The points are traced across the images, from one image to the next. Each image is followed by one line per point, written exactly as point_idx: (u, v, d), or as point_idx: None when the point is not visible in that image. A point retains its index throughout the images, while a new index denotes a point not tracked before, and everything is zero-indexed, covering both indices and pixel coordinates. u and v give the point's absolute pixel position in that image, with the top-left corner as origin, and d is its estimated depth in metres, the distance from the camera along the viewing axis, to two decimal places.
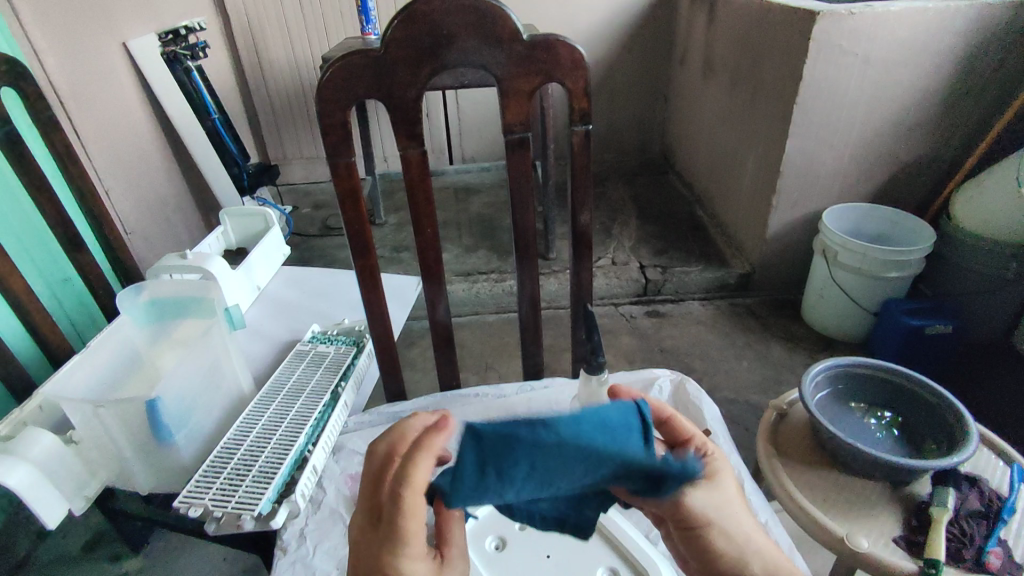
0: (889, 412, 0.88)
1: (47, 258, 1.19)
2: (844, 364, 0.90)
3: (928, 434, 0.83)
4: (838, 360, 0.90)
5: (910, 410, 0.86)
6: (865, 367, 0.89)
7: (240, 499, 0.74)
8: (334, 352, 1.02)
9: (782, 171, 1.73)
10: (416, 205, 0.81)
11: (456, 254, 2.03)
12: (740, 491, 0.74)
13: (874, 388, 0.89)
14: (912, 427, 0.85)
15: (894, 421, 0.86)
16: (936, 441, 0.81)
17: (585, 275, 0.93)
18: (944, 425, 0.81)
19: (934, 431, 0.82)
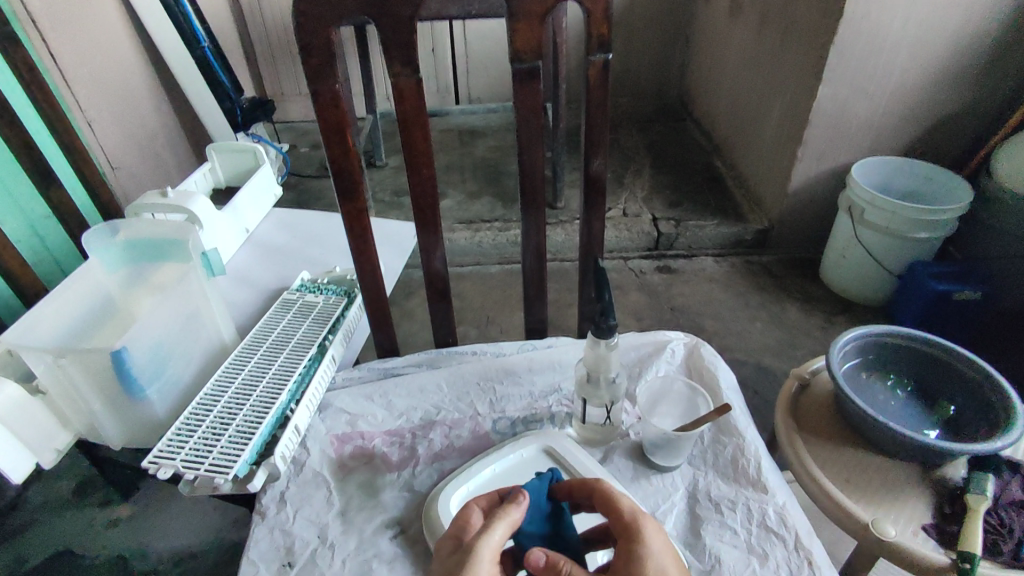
0: (905, 379, 0.81)
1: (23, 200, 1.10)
2: (854, 337, 0.81)
3: (952, 400, 0.78)
4: (850, 335, 0.80)
5: (925, 375, 0.80)
6: (873, 337, 0.81)
7: (214, 461, 0.68)
8: (323, 303, 0.95)
9: (811, 120, 1.60)
10: (412, 142, 0.72)
11: (458, 200, 1.93)
12: (758, 468, 0.68)
13: (882, 356, 0.82)
14: (930, 391, 0.80)
15: (910, 389, 0.80)
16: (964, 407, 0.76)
17: (597, 225, 0.84)
18: (975, 390, 0.75)
19: (960, 395, 0.77)
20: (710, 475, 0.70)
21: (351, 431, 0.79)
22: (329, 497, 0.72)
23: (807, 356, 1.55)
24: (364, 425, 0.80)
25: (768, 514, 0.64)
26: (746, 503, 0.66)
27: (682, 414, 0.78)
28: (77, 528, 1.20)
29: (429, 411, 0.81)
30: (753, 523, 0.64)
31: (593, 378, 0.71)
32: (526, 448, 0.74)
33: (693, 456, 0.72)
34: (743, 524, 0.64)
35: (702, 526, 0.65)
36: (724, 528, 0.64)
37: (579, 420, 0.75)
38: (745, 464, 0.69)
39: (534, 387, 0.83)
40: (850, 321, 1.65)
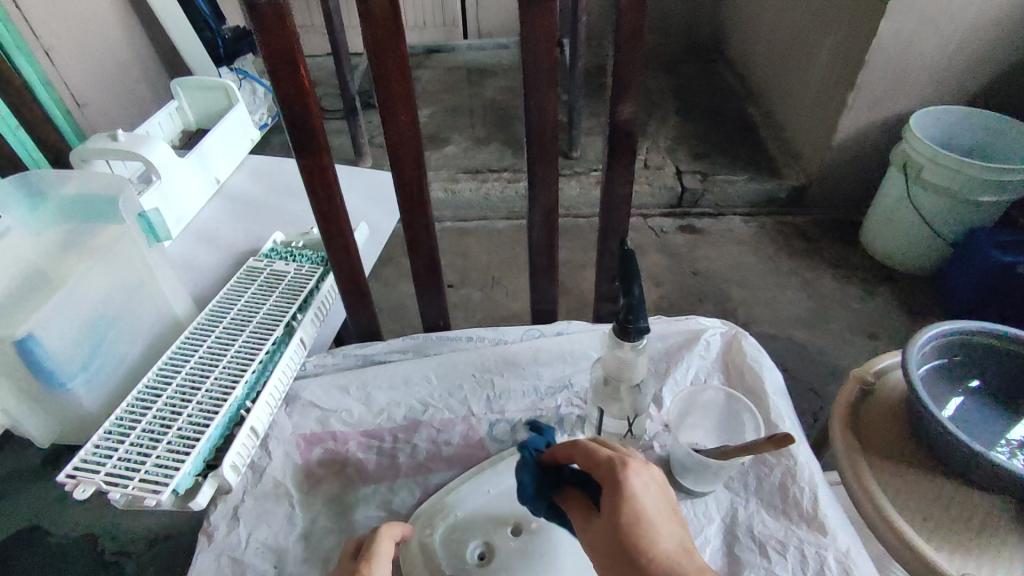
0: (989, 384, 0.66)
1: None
2: (935, 337, 0.64)
3: None
4: (931, 336, 0.63)
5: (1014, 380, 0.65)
6: (958, 335, 0.64)
7: (147, 473, 0.56)
8: (294, 274, 0.79)
9: (868, 62, 1.39)
10: (386, 81, 0.55)
11: (464, 147, 1.75)
12: (814, 501, 0.55)
13: (965, 356, 0.66)
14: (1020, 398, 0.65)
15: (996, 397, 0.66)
16: None
17: (620, 187, 0.68)
18: None
19: None
20: (753, 505, 0.57)
21: (321, 431, 0.67)
22: (291, 515, 0.60)
23: (844, 329, 1.40)
24: (336, 423, 0.67)
25: (826, 562, 0.52)
26: (798, 545, 0.53)
27: (720, 426, 0.63)
28: (47, 498, 1.04)
29: (415, 408, 0.68)
30: (807, 574, 0.52)
31: (613, 384, 0.57)
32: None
33: (732, 478, 0.59)
34: (794, 574, 0.52)
35: (743, 573, 0.53)
36: None
37: (594, 431, 0.62)
38: (796, 493, 0.56)
39: (540, 382, 0.70)
40: (892, 292, 1.49)
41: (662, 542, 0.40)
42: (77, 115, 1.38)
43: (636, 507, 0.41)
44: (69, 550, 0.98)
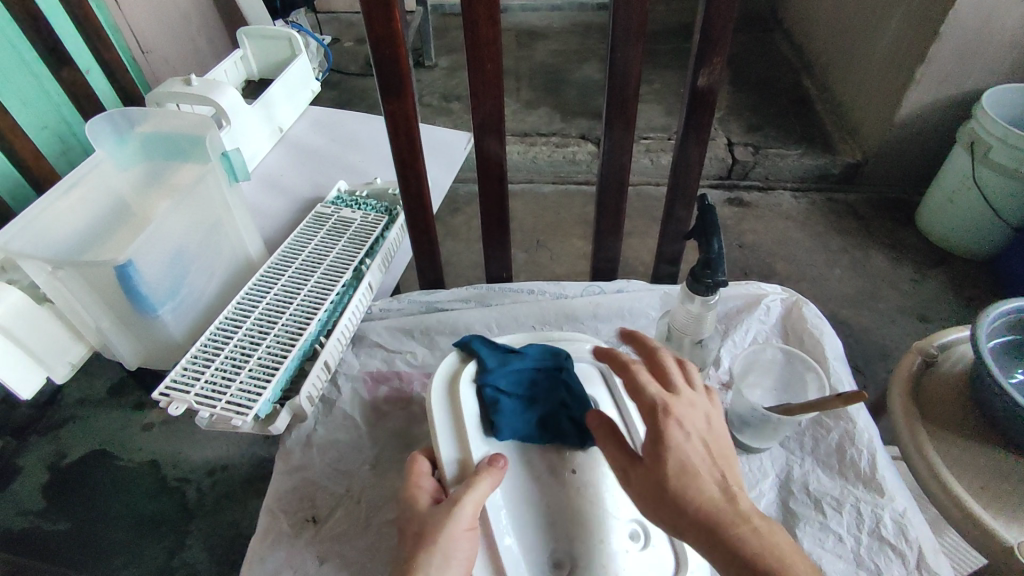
0: None
1: (4, 51, 0.91)
2: (1001, 315, 0.63)
3: None
4: (997, 312, 0.63)
5: None
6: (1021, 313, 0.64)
7: (233, 397, 0.59)
8: (360, 221, 0.81)
9: (941, 34, 1.32)
10: (474, 26, 0.56)
11: (513, 109, 1.74)
12: (872, 465, 0.56)
13: None
14: None
15: None
16: None
17: (694, 151, 0.70)
18: None
19: None
20: (808, 463, 0.58)
21: (387, 370, 0.70)
22: (359, 444, 0.64)
23: (891, 310, 1.37)
24: (401, 364, 0.71)
25: (881, 521, 0.53)
26: (854, 503, 0.55)
27: (777, 386, 0.64)
28: (117, 424, 1.10)
29: None
30: (862, 531, 0.53)
31: (676, 337, 0.59)
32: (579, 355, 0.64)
33: (788, 438, 0.60)
34: (849, 531, 0.53)
35: (798, 526, 0.54)
36: (826, 531, 0.53)
37: None
38: (853, 456, 0.57)
39: (598, 336, 0.73)
40: (945, 276, 1.46)
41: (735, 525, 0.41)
42: (142, 62, 1.41)
43: (680, 449, 0.43)
44: (136, 474, 1.03)
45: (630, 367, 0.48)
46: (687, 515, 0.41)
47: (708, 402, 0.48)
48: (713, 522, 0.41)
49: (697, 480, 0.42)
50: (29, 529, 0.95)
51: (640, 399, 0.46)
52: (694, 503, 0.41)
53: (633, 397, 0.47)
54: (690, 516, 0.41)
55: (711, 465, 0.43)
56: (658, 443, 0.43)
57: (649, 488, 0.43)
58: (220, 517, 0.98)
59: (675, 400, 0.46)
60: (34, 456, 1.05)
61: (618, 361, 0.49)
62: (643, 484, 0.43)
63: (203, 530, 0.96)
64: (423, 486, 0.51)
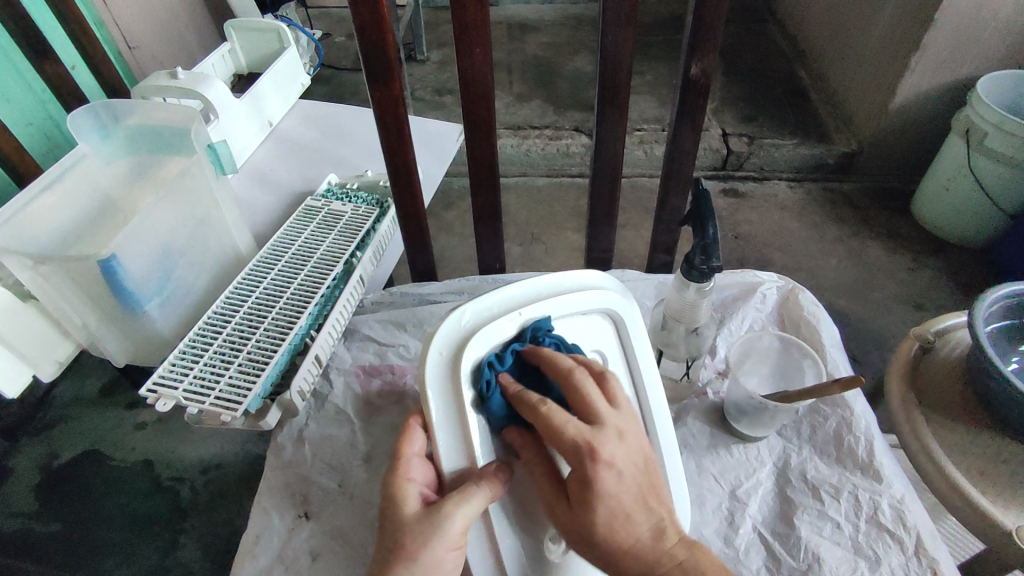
0: None
1: None
2: (999, 300, 0.63)
3: None
4: (994, 297, 0.62)
5: None
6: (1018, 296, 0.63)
7: (223, 392, 0.58)
8: (351, 214, 0.80)
9: (936, 20, 1.32)
10: (462, 10, 0.55)
11: (506, 103, 1.72)
12: (870, 452, 0.56)
13: None
14: None
15: None
16: None
17: (688, 138, 0.69)
18: None
19: None
20: (805, 451, 0.58)
21: (379, 364, 0.70)
22: (352, 439, 0.64)
23: (887, 299, 1.37)
24: (394, 357, 0.70)
25: (880, 508, 0.53)
26: (852, 491, 0.54)
27: (774, 375, 0.63)
28: (108, 424, 1.09)
29: None
30: (860, 518, 0.52)
31: (671, 325, 0.59)
32: (593, 305, 0.55)
33: (785, 427, 0.60)
34: (847, 518, 0.53)
35: (796, 514, 0.54)
36: (824, 519, 0.53)
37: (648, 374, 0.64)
38: (851, 443, 0.57)
39: None
40: (942, 264, 1.45)
41: (665, 563, 0.43)
42: (129, 58, 1.39)
43: (609, 498, 0.42)
44: (129, 473, 1.02)
45: (542, 409, 0.43)
46: (616, 558, 0.43)
47: (630, 421, 0.45)
48: (646, 566, 0.44)
49: (626, 528, 0.43)
50: (21, 531, 0.94)
51: (558, 445, 0.43)
52: (621, 549, 0.43)
53: (550, 441, 0.43)
54: (621, 558, 0.43)
55: (641, 504, 0.43)
56: (582, 493, 0.42)
57: (577, 534, 0.44)
58: (213, 517, 0.97)
59: (599, 439, 0.42)
60: (25, 458, 1.04)
61: (529, 401, 0.45)
62: (570, 529, 0.44)
63: (198, 529, 0.95)
64: (411, 487, 0.46)
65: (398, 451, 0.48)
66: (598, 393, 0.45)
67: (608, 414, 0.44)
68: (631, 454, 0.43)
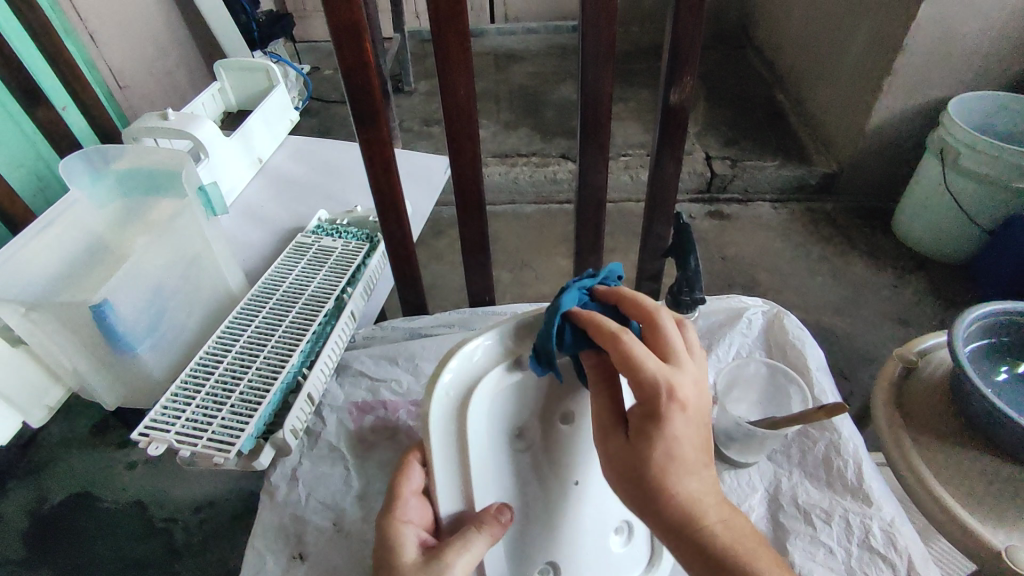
0: None
1: None
2: (978, 319, 0.64)
3: None
4: (973, 316, 0.64)
5: None
6: (995, 314, 0.65)
7: (215, 433, 0.58)
8: (341, 250, 0.81)
9: (906, 45, 1.36)
10: (446, 54, 0.57)
11: (493, 131, 1.75)
12: (860, 476, 0.56)
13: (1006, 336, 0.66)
14: None
15: None
16: None
17: (669, 168, 0.71)
18: None
19: None
20: (796, 476, 0.58)
21: (372, 400, 0.70)
22: (346, 476, 0.64)
23: (873, 316, 1.39)
24: (387, 393, 0.71)
25: (871, 532, 0.53)
26: (843, 515, 0.55)
27: (762, 400, 0.64)
28: (98, 465, 1.08)
29: None
30: (853, 542, 0.53)
31: None
32: None
33: (775, 452, 0.60)
34: (840, 543, 0.53)
35: (789, 540, 0.54)
36: (817, 544, 0.53)
37: None
38: (840, 467, 0.57)
39: None
40: (925, 280, 1.48)
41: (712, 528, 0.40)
42: (119, 97, 1.41)
43: (670, 441, 0.40)
44: (119, 515, 1.00)
45: (621, 337, 0.42)
46: (664, 508, 0.40)
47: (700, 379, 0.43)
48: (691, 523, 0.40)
49: (686, 474, 0.40)
50: None
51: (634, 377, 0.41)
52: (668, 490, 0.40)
53: (626, 369, 0.41)
54: (665, 509, 0.40)
55: (702, 460, 0.41)
56: (649, 425, 0.40)
57: (629, 467, 0.41)
58: (205, 558, 0.96)
59: (677, 378, 0.41)
60: (12, 503, 1.02)
61: (607, 328, 0.43)
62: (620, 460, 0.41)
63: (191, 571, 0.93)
64: (407, 530, 0.47)
65: (397, 489, 0.50)
66: (675, 337, 0.44)
67: (682, 357, 0.43)
68: (702, 405, 0.41)
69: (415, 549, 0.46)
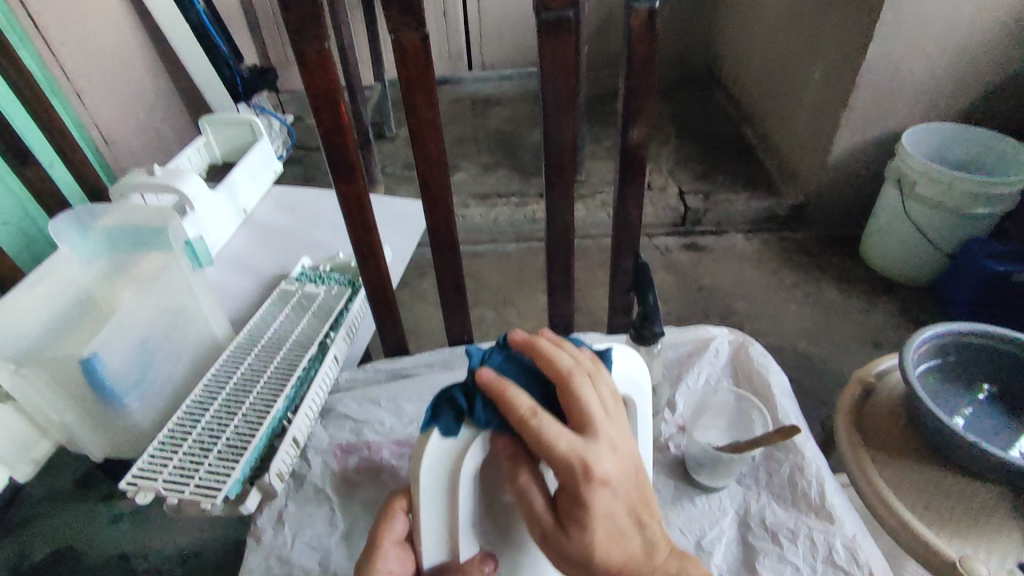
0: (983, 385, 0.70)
1: None
2: (929, 341, 0.68)
3: None
4: (925, 338, 0.68)
5: (1005, 380, 0.69)
6: (945, 338, 0.69)
7: (201, 480, 0.60)
8: (324, 296, 0.84)
9: (859, 82, 1.45)
10: (417, 113, 0.62)
11: (473, 174, 1.81)
12: (824, 495, 0.59)
13: (958, 357, 0.70)
14: (1011, 396, 0.68)
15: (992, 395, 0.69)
16: None
17: (632, 209, 0.76)
18: None
19: None
20: (764, 498, 0.61)
21: (356, 441, 0.72)
22: (331, 517, 0.65)
23: (846, 340, 1.44)
24: (370, 433, 0.73)
25: (834, 548, 0.56)
26: (808, 533, 0.57)
27: (731, 428, 0.68)
28: (81, 522, 1.07)
29: None
30: (818, 559, 0.55)
31: None
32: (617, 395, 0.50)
33: (744, 475, 0.63)
34: (805, 560, 0.56)
35: (758, 560, 0.56)
36: (784, 563, 0.56)
37: None
38: (804, 487, 0.60)
39: None
40: (893, 303, 1.53)
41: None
42: (107, 153, 1.45)
43: (598, 516, 0.41)
44: (102, 572, 0.99)
45: (532, 423, 0.40)
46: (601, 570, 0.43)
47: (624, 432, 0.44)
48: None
49: (615, 542, 0.43)
50: None
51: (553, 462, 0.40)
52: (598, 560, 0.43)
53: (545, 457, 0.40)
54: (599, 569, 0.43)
55: (630, 523, 0.43)
56: (574, 511, 0.41)
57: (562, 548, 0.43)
58: None
59: (594, 457, 0.40)
60: None
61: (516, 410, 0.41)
62: (551, 541, 0.43)
63: None
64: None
65: (377, 537, 0.51)
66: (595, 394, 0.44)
67: (602, 424, 0.42)
68: (626, 469, 0.42)
69: None
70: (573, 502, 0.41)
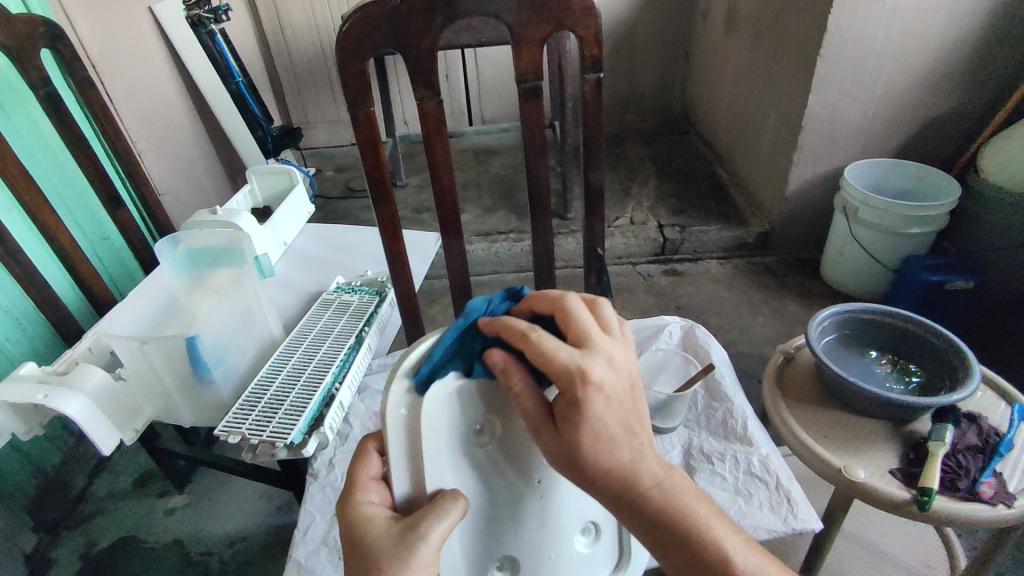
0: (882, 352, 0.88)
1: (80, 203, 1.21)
2: (835, 313, 0.89)
3: (922, 365, 0.85)
4: (831, 310, 0.88)
5: (898, 347, 0.87)
6: (849, 313, 0.89)
7: (274, 428, 0.79)
8: (357, 302, 1.05)
9: (804, 126, 1.70)
10: (434, 156, 0.85)
11: (476, 215, 2.05)
12: (746, 428, 0.78)
13: (861, 329, 0.90)
14: (904, 360, 0.87)
15: (890, 359, 0.87)
16: (936, 374, 0.83)
17: (598, 228, 0.97)
18: (940, 356, 0.83)
19: (929, 363, 0.84)
20: (703, 434, 0.80)
21: None
22: None
23: None
24: None
25: (752, 463, 0.75)
26: (733, 454, 0.76)
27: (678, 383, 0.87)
28: (140, 513, 1.24)
29: None
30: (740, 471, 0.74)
31: None
32: None
33: (688, 419, 0.82)
34: (731, 471, 0.74)
35: (695, 474, 0.75)
36: (715, 474, 0.74)
37: None
38: (733, 424, 0.79)
39: None
40: None
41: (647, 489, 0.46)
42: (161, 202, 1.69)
43: (594, 419, 0.45)
44: (162, 553, 1.16)
45: (533, 337, 0.47)
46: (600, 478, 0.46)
47: (624, 351, 0.49)
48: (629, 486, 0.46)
49: (608, 449, 0.45)
50: None
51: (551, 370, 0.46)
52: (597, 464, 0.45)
53: (542, 364, 0.46)
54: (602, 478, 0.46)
55: (627, 429, 0.46)
56: (571, 412, 0.45)
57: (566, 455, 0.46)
58: None
59: (590, 363, 0.45)
60: (66, 548, 1.17)
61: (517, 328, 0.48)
62: (556, 447, 0.46)
63: None
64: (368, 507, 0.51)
65: (356, 474, 0.55)
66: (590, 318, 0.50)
67: (598, 340, 0.48)
68: (620, 377, 0.46)
69: (379, 528, 0.49)
70: (568, 402, 0.45)
